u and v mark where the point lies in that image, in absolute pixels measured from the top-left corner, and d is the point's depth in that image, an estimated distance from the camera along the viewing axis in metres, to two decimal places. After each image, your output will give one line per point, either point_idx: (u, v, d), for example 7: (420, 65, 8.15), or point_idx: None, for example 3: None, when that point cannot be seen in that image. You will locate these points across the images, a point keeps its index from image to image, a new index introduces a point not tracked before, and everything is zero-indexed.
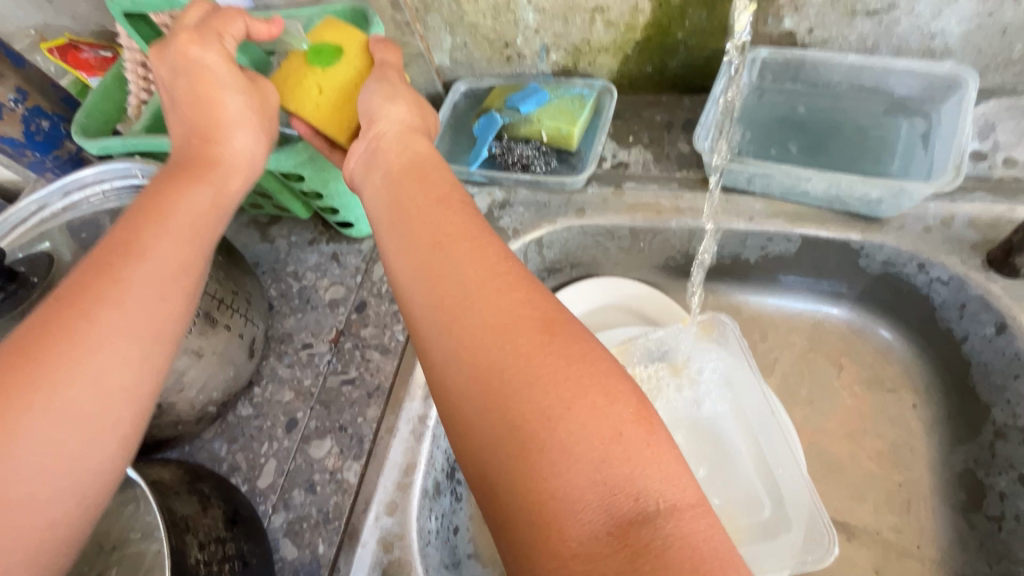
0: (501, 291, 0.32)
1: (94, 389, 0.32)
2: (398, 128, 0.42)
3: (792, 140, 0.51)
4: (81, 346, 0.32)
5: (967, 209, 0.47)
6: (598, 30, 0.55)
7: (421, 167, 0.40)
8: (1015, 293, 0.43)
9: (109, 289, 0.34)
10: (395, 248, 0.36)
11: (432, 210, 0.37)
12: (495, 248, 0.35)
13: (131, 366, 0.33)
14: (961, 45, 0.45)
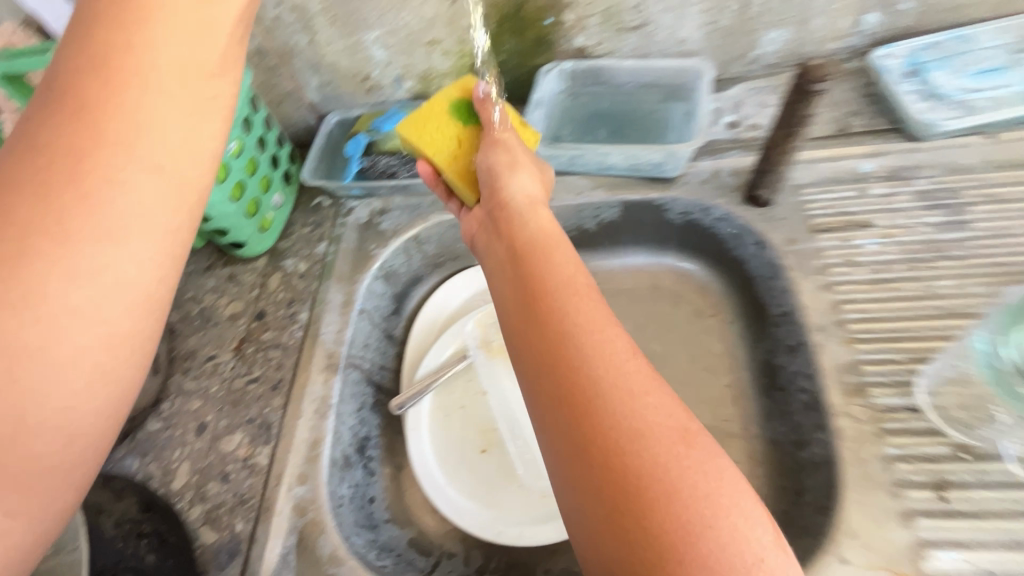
0: (640, 384, 0.34)
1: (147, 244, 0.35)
2: (528, 218, 0.45)
3: (598, 129, 0.64)
4: (100, 202, 0.33)
5: (729, 163, 0.60)
6: (437, 59, 0.65)
7: (535, 253, 0.42)
8: (766, 218, 0.56)
9: (110, 143, 0.34)
10: (528, 329, 0.38)
11: (567, 295, 0.38)
12: (622, 342, 0.36)
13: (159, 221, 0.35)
14: (703, 46, 0.63)
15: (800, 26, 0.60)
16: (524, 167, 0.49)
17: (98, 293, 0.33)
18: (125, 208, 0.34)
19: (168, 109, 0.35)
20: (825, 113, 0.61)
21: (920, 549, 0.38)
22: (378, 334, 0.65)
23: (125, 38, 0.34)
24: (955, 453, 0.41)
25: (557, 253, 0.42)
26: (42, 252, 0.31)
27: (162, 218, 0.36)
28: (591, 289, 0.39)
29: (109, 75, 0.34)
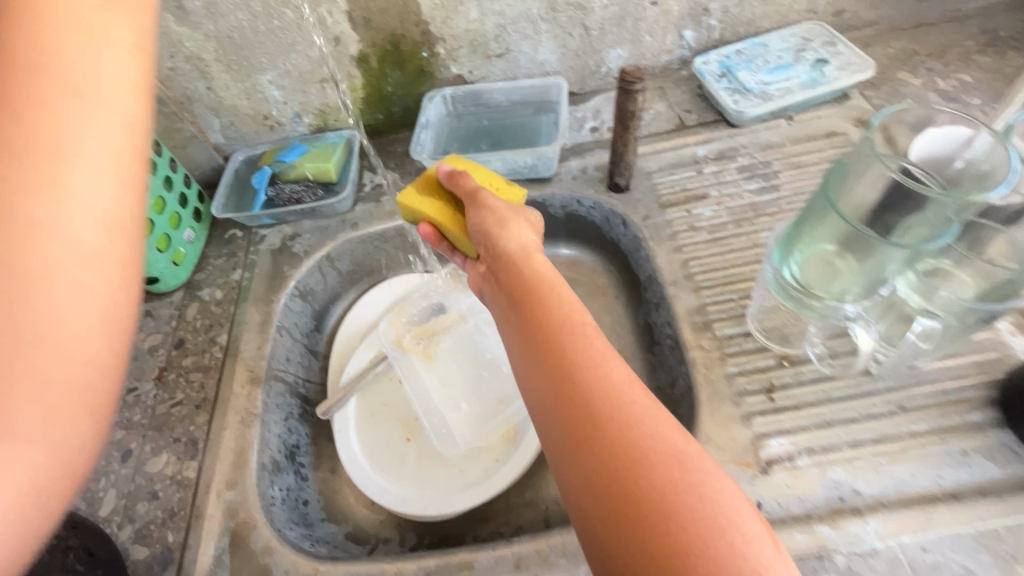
0: (642, 410, 0.33)
1: (111, 174, 0.31)
2: (523, 258, 0.45)
3: (481, 142, 0.72)
4: (55, 133, 0.29)
5: (593, 161, 0.70)
6: (330, 94, 0.72)
7: (530, 288, 0.42)
8: (626, 201, 0.66)
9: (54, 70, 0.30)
10: (530, 362, 0.38)
11: (570, 325, 0.38)
12: (620, 369, 0.36)
13: (116, 150, 0.31)
14: (561, 66, 0.74)
15: (635, 44, 0.72)
16: (512, 214, 0.49)
17: (73, 229, 0.29)
18: (84, 140, 0.30)
19: (101, 58, 0.32)
20: (666, 113, 0.73)
21: (758, 441, 0.47)
22: (300, 349, 0.69)
23: None
24: (780, 362, 0.51)
25: (557, 287, 0.42)
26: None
27: (115, 169, 0.31)
28: (588, 321, 0.39)
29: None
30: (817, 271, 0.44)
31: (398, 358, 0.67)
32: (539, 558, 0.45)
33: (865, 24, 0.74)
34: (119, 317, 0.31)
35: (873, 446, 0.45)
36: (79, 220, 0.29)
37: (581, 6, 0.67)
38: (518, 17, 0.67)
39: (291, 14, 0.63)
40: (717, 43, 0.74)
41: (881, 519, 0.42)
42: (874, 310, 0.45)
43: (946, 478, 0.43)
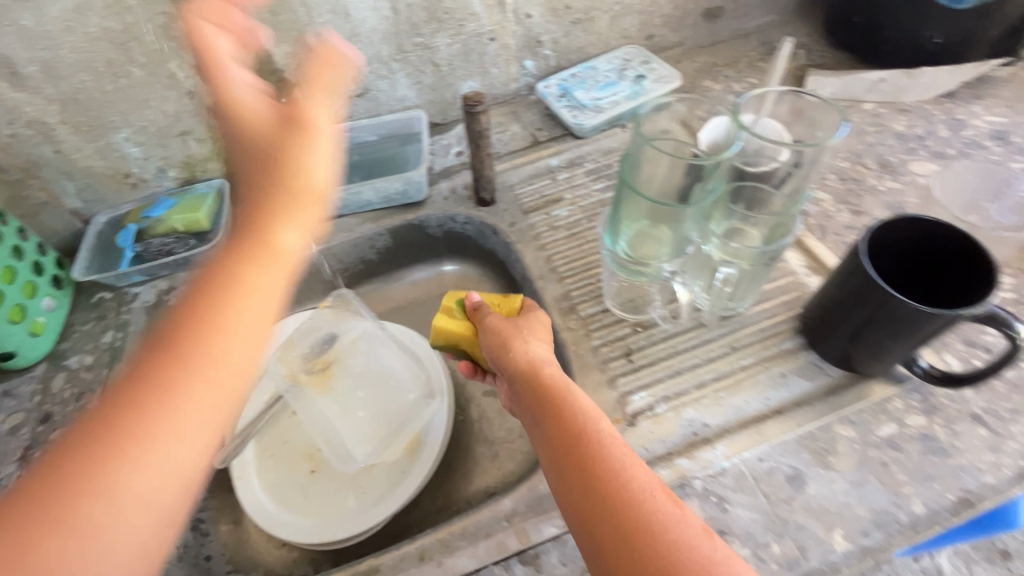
0: (668, 519, 0.38)
1: (241, 350, 0.39)
2: (540, 367, 0.48)
3: (353, 175, 0.76)
4: (226, 316, 0.38)
5: (460, 182, 0.77)
6: (194, 146, 0.73)
7: (547, 400, 0.46)
8: (493, 213, 0.73)
9: (244, 276, 0.40)
10: (563, 477, 0.41)
11: (598, 440, 0.42)
12: (643, 477, 0.40)
13: (252, 341, 0.39)
14: (420, 100, 0.80)
15: (483, 76, 0.81)
16: (522, 328, 0.52)
17: (210, 377, 0.37)
18: (249, 312, 0.39)
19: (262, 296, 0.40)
20: (521, 132, 0.81)
21: (623, 399, 0.53)
22: None
23: (292, 177, 0.44)
24: (634, 328, 0.58)
25: (577, 398, 0.45)
26: (188, 356, 0.36)
27: (255, 338, 0.40)
28: (614, 436, 0.43)
29: (263, 224, 0.42)
30: (649, 244, 0.52)
31: (289, 389, 0.64)
32: (442, 546, 0.47)
33: (672, 45, 0.89)
34: (182, 502, 0.35)
35: (714, 384, 0.53)
36: (225, 364, 0.38)
37: (427, 45, 0.74)
38: (370, 59, 0.73)
39: (139, 72, 0.64)
40: (555, 70, 0.85)
41: (725, 442, 0.49)
42: (689, 264, 0.57)
43: (771, 398, 0.52)
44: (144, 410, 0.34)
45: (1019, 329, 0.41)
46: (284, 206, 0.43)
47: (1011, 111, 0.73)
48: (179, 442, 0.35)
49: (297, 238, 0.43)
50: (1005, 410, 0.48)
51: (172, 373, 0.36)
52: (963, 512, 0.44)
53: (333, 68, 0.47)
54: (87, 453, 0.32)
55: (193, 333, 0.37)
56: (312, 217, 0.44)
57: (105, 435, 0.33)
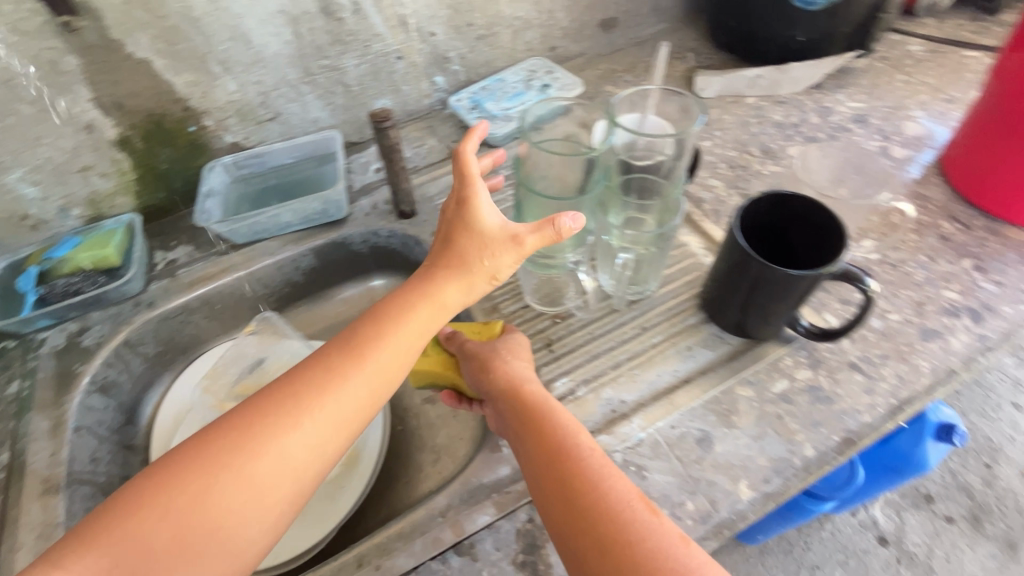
0: (643, 528, 0.39)
1: (362, 392, 0.46)
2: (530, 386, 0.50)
3: (271, 199, 0.76)
4: (360, 360, 0.46)
5: (380, 197, 0.78)
6: (97, 182, 0.71)
7: (528, 418, 0.48)
8: (414, 224, 0.75)
9: (385, 330, 0.48)
10: (547, 489, 0.43)
11: (580, 454, 0.44)
12: (621, 489, 0.41)
13: (372, 394, 0.46)
14: (334, 121, 0.81)
15: (395, 93, 0.83)
16: (500, 350, 0.54)
17: (327, 413, 0.44)
18: (377, 366, 0.47)
19: (393, 352, 0.48)
20: (437, 145, 0.84)
21: (546, 386, 0.56)
22: (109, 448, 0.64)
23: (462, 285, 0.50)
24: (553, 320, 0.61)
25: (557, 414, 0.47)
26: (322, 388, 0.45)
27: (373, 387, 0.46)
28: (597, 451, 0.45)
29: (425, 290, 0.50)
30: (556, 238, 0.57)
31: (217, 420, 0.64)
32: (378, 550, 0.48)
33: (575, 55, 0.94)
34: (315, 480, 0.44)
35: (628, 363, 0.57)
36: (338, 406, 0.45)
37: (334, 67, 0.76)
38: (278, 83, 0.74)
39: (28, 109, 0.62)
40: (466, 84, 0.88)
41: (641, 415, 0.53)
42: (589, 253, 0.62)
43: (680, 369, 0.56)
44: (313, 394, 0.45)
45: (870, 284, 0.46)
46: (470, 265, 0.50)
47: (869, 97, 0.82)
48: (326, 430, 0.44)
49: (465, 288, 0.50)
50: (876, 356, 0.55)
51: (343, 372, 0.46)
52: (846, 450, 0.49)
53: (557, 230, 0.47)
54: (276, 416, 0.44)
55: (335, 374, 0.46)
56: (499, 265, 0.49)
57: (289, 403, 0.44)
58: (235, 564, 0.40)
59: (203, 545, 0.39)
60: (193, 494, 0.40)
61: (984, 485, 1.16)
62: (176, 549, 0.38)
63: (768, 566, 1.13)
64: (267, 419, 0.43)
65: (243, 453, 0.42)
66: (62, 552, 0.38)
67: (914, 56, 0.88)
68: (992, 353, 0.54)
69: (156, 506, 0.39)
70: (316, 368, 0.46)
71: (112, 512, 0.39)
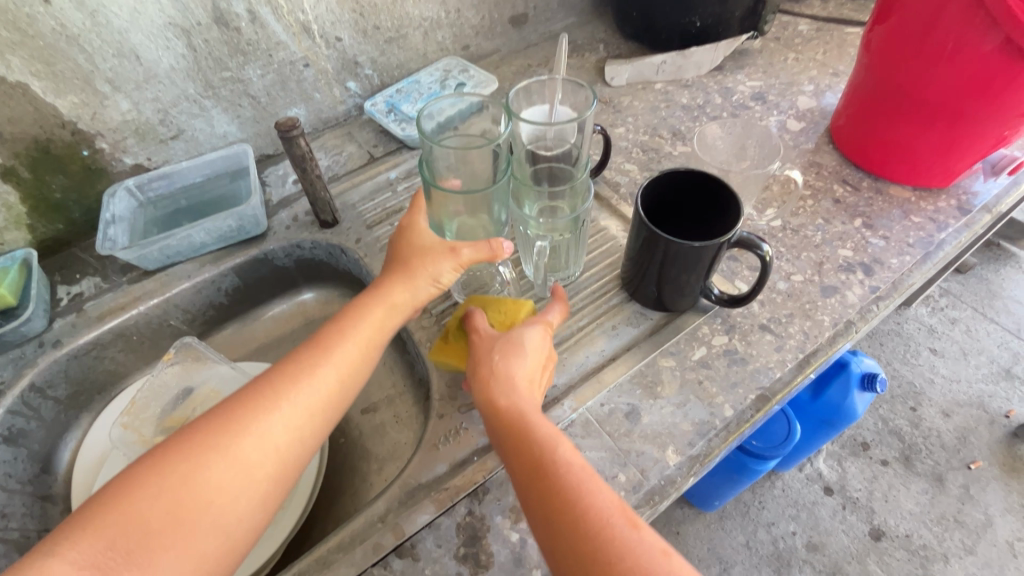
0: (623, 545, 0.38)
1: (329, 384, 0.45)
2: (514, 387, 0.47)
3: (182, 220, 0.73)
4: (325, 354, 0.46)
5: (300, 209, 0.76)
6: None
7: (507, 427, 0.45)
8: (338, 233, 0.73)
9: (349, 327, 0.48)
10: (530, 507, 0.41)
11: (557, 471, 0.41)
12: (602, 502, 0.40)
13: (338, 388, 0.46)
14: (244, 134, 0.79)
15: (308, 102, 0.81)
16: (495, 351, 0.50)
17: (293, 409, 0.44)
18: (342, 357, 0.47)
19: (358, 345, 0.48)
20: (357, 151, 0.83)
21: None
22: (21, 501, 0.60)
23: (418, 276, 0.51)
24: None
25: (534, 425, 0.44)
26: (291, 380, 0.45)
27: (339, 381, 0.46)
28: (580, 462, 0.42)
29: (386, 285, 0.51)
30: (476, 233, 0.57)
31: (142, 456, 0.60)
32: (319, 565, 0.47)
33: (489, 53, 0.95)
34: (296, 465, 0.44)
35: (557, 347, 0.58)
36: (305, 399, 0.44)
37: (237, 79, 0.74)
38: (177, 99, 0.71)
39: None
40: (381, 87, 0.87)
41: (571, 397, 0.54)
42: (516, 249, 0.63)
43: (606, 349, 0.58)
44: (283, 384, 0.44)
45: (765, 249, 0.49)
46: (415, 268, 0.51)
47: (766, 76, 0.87)
48: (302, 414, 0.44)
49: (413, 289, 0.51)
50: (783, 316, 0.58)
51: (314, 360, 0.46)
52: (762, 406, 0.52)
53: (491, 252, 0.52)
54: (253, 402, 0.43)
55: (302, 369, 0.45)
56: (438, 272, 0.51)
57: (266, 389, 0.44)
58: (223, 546, 0.39)
59: (178, 536, 0.38)
60: (178, 476, 0.39)
61: (910, 426, 1.25)
62: (164, 532, 0.37)
63: (728, 529, 1.18)
64: (241, 412, 0.43)
65: (225, 436, 0.41)
66: (53, 543, 0.37)
67: (803, 35, 0.94)
68: (883, 301, 0.58)
69: (141, 492, 0.38)
70: (288, 363, 0.46)
71: (99, 500, 0.38)
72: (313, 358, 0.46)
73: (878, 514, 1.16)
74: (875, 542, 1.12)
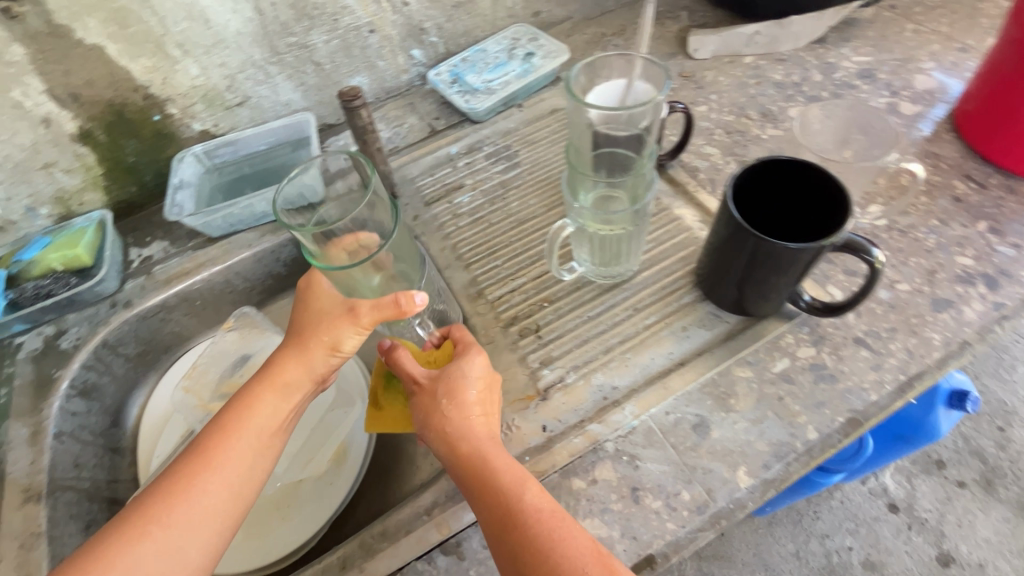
0: None
1: (223, 480, 0.44)
2: (472, 430, 0.46)
3: (245, 188, 0.73)
4: (214, 450, 0.45)
5: None
6: (62, 179, 0.68)
7: (473, 474, 0.43)
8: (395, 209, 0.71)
9: (240, 418, 0.47)
10: (506, 564, 0.39)
11: (527, 522, 0.39)
12: (572, 543, 0.38)
13: (232, 479, 0.45)
14: (308, 102, 0.77)
15: (371, 70, 0.79)
16: (439, 397, 0.47)
17: (182, 513, 0.42)
18: (233, 450, 0.45)
19: (249, 434, 0.46)
20: (418, 123, 0.80)
21: (534, 375, 0.53)
22: (94, 452, 0.62)
23: (310, 356, 0.49)
24: (541, 304, 0.59)
25: (497, 473, 0.42)
26: (174, 489, 0.43)
27: (231, 476, 0.45)
28: (547, 505, 0.41)
29: (277, 371, 0.49)
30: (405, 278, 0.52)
31: (203, 419, 0.62)
32: (363, 552, 0.46)
33: (560, 20, 0.89)
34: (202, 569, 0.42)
35: (620, 346, 0.54)
36: (195, 502, 0.43)
37: (303, 44, 0.72)
38: (243, 65, 0.70)
39: None
40: (445, 56, 0.83)
41: (633, 401, 0.50)
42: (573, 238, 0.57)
43: (675, 352, 0.53)
44: (171, 494, 0.43)
45: (877, 254, 0.42)
46: (307, 342, 0.49)
47: (876, 50, 0.77)
48: (193, 521, 0.42)
49: (307, 365, 0.49)
50: (884, 330, 0.51)
51: (197, 466, 0.44)
52: (851, 431, 0.46)
53: (397, 307, 0.47)
54: (135, 523, 0.42)
55: (189, 474, 0.44)
56: (339, 339, 0.49)
57: (145, 507, 0.42)
58: None
59: None
60: None
61: (997, 448, 1.13)
62: None
63: (777, 536, 1.11)
64: (125, 531, 0.41)
65: (109, 561, 0.40)
66: None
67: (924, 3, 0.82)
68: (1009, 321, 0.50)
69: None
70: (173, 471, 0.45)
71: None
72: (201, 458, 0.45)
73: (948, 539, 1.06)
74: (943, 568, 1.03)
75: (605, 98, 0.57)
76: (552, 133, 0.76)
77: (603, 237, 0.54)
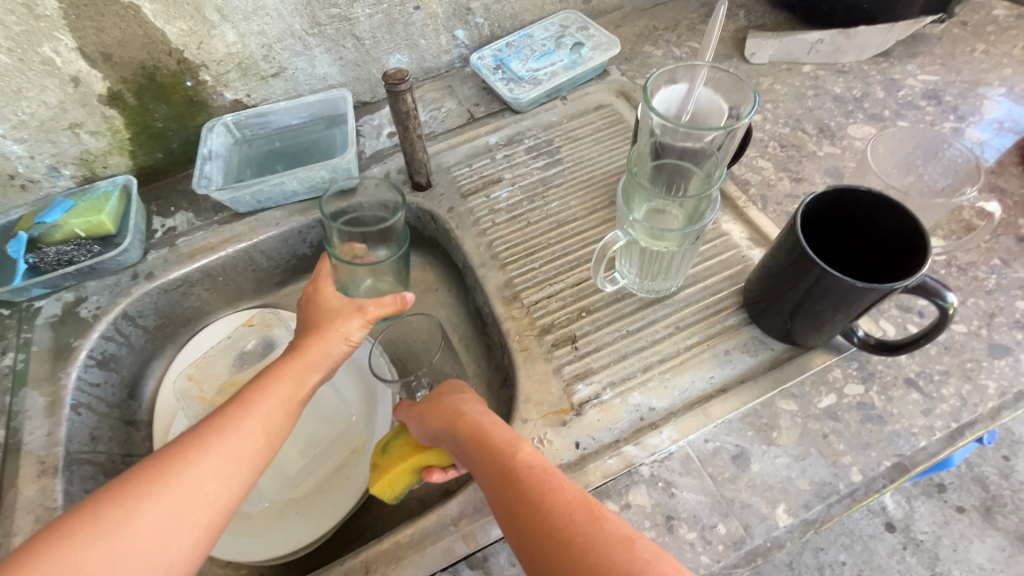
0: (584, 534, 0.35)
1: (255, 428, 0.42)
2: (476, 409, 0.47)
3: (274, 163, 0.70)
4: (246, 401, 0.43)
5: (393, 166, 0.72)
6: (87, 140, 0.65)
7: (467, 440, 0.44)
8: (428, 198, 0.68)
9: (271, 376, 0.45)
10: (503, 522, 0.39)
11: (520, 474, 0.40)
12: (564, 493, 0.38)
13: (263, 430, 0.43)
14: (344, 77, 0.74)
15: (412, 48, 0.75)
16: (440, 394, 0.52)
17: (216, 449, 0.40)
18: (265, 403, 0.44)
19: (280, 393, 0.45)
20: (456, 109, 0.76)
21: (569, 388, 0.52)
22: (109, 425, 0.61)
23: (337, 334, 0.48)
24: (578, 314, 0.56)
25: (491, 433, 0.44)
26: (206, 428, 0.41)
27: (262, 427, 0.43)
28: (543, 462, 0.41)
29: (307, 340, 0.48)
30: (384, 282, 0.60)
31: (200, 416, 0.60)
32: (386, 557, 0.45)
33: (611, 10, 0.85)
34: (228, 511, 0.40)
35: (660, 365, 0.52)
36: (228, 442, 0.41)
37: (345, 17, 0.68)
38: (282, 34, 0.67)
39: (5, 58, 0.56)
40: (489, 39, 0.80)
41: (672, 426, 0.49)
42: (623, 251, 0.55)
43: (716, 376, 0.51)
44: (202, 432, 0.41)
45: (949, 299, 0.40)
46: (324, 326, 0.49)
47: (943, 69, 0.73)
48: (226, 459, 0.40)
49: (328, 343, 0.48)
50: (937, 373, 0.49)
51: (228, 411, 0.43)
52: (896, 477, 0.45)
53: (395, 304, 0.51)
54: (168, 460, 0.39)
55: (220, 418, 0.42)
56: (348, 331, 0.49)
57: (181, 443, 0.40)
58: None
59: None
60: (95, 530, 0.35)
61: (999, 477, 1.11)
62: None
63: None
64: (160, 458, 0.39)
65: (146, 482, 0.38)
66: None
67: (998, 22, 0.78)
68: None
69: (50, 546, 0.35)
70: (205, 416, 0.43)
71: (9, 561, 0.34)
72: (233, 407, 0.43)
73: (942, 563, 1.05)
74: None
75: (673, 94, 0.54)
76: (597, 131, 0.72)
77: (654, 251, 0.51)
